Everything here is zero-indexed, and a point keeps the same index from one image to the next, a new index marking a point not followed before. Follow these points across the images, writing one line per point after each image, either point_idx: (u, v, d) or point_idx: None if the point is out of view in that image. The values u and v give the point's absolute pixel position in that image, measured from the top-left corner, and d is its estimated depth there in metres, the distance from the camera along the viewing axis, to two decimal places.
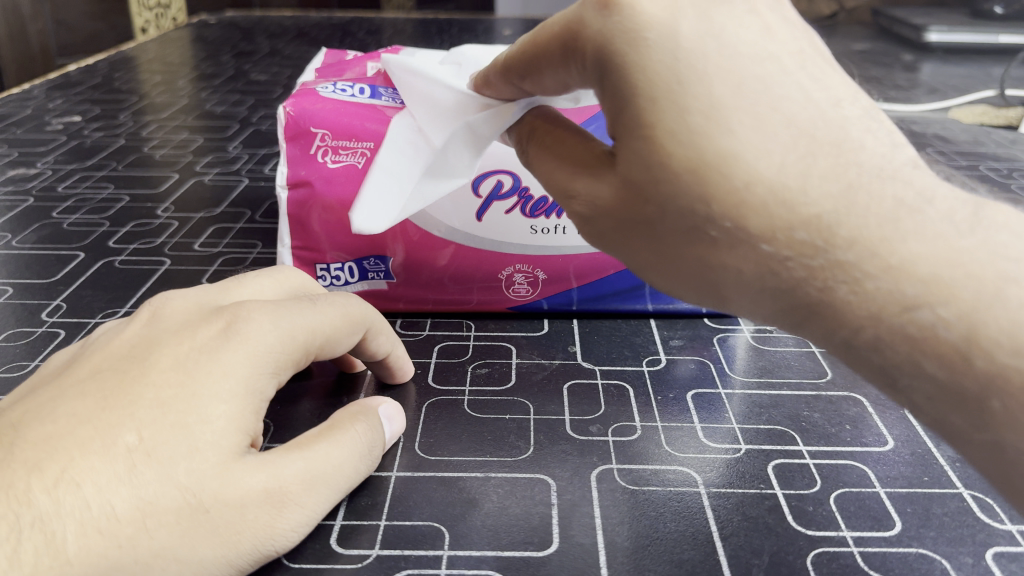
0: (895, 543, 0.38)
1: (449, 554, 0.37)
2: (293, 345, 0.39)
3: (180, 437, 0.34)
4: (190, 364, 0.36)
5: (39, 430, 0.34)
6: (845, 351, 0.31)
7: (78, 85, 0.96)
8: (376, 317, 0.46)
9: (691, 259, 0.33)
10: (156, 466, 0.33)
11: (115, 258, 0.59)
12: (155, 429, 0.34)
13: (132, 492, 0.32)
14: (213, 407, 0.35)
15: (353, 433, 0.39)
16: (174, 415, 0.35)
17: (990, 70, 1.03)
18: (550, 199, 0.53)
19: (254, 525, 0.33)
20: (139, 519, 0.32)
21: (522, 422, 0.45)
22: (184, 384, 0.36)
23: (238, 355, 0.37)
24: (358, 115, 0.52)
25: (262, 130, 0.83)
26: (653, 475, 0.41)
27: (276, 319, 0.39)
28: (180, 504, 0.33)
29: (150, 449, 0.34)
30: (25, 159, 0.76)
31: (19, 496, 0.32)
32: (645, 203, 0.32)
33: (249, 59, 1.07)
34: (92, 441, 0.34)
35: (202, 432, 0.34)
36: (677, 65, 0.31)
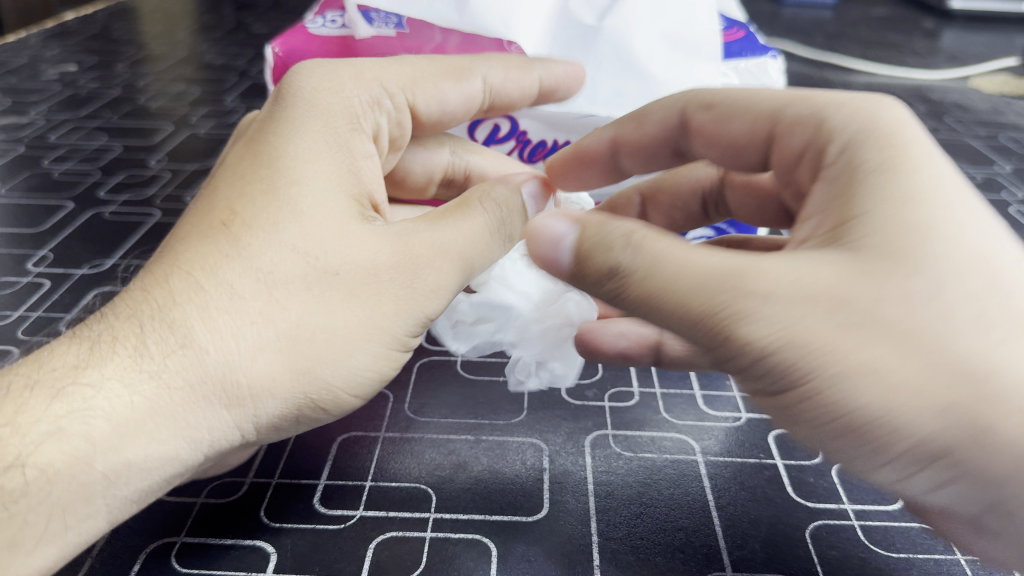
0: (897, 518, 0.36)
1: (434, 518, 0.35)
2: (365, 330, 0.34)
3: (348, 297, 0.34)
4: (357, 285, 0.34)
5: (307, 315, 0.33)
6: (906, 201, 0.28)
7: (74, 34, 0.94)
8: (807, 121, 0.35)
9: (912, 222, 0.27)
10: (382, 325, 0.35)
11: (104, 209, 0.58)
12: (349, 322, 0.34)
13: (269, 327, 0.33)
14: (352, 314, 0.34)
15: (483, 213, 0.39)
16: (368, 87, 0.40)
17: (1013, 39, 1.00)
18: (550, 144, 0.50)
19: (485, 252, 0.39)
20: (269, 293, 0.33)
21: (515, 386, 0.44)
22: (361, 304, 0.34)
23: (360, 307, 0.34)
24: (348, 52, 0.48)
25: (261, 82, 0.81)
26: (649, 442, 0.40)
27: (354, 307, 0.34)
28: (307, 270, 0.34)
29: (309, 295, 0.33)
30: (18, 108, 0.74)
31: (191, 326, 0.32)
32: (892, 209, 0.28)
33: (252, 11, 1.04)
34: (359, 282, 0.34)
35: (456, 262, 0.37)
36: (884, 117, 0.32)
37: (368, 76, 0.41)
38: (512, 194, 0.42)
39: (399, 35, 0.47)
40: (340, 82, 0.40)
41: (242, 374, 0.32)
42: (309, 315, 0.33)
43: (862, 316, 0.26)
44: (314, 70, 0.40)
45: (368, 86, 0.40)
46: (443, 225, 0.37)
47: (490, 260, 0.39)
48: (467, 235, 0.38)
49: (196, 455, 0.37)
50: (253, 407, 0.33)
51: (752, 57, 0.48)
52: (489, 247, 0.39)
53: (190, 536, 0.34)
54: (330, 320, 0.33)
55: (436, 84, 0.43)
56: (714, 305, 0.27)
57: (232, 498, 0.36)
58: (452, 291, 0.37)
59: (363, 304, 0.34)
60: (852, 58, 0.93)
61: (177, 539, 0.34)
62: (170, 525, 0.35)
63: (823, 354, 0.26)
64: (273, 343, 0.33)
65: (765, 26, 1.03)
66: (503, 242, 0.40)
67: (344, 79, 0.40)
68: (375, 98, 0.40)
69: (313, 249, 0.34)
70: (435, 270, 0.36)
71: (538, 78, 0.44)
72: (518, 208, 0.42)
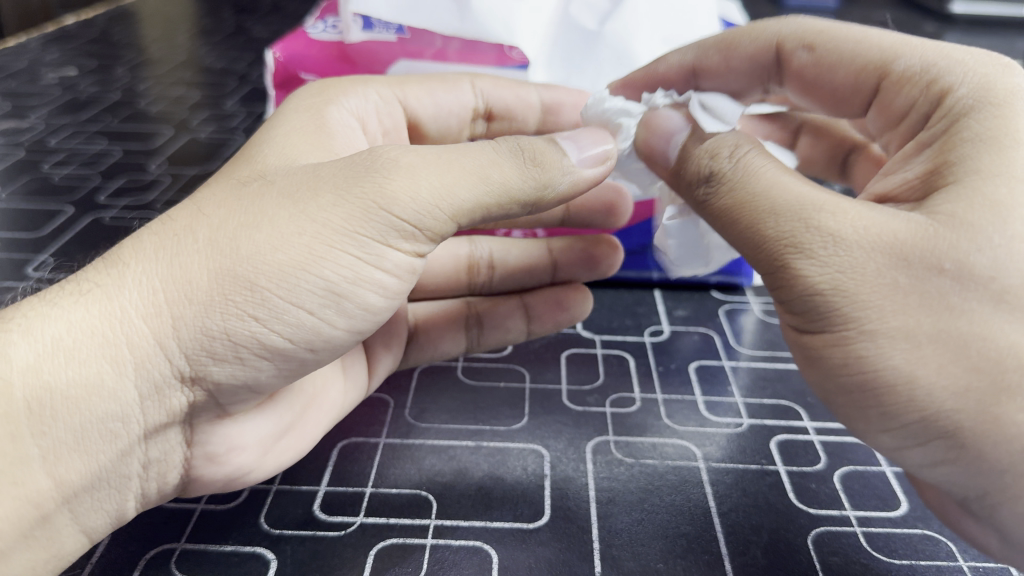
0: (900, 524, 0.36)
1: (436, 524, 0.35)
2: (330, 246, 0.30)
3: (307, 215, 0.30)
4: (299, 195, 0.31)
5: (254, 234, 0.30)
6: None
7: (74, 38, 0.94)
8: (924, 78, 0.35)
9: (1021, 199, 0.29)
10: (325, 221, 0.30)
11: (104, 213, 0.58)
12: (279, 220, 0.30)
13: (213, 260, 0.30)
14: (323, 225, 0.30)
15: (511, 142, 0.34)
16: (381, 85, 0.44)
17: (1013, 43, 1.00)
18: None
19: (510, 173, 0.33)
20: (215, 221, 0.31)
21: (516, 391, 0.44)
22: (308, 216, 0.30)
23: (315, 217, 0.30)
24: (349, 57, 0.48)
25: (261, 86, 0.81)
26: (651, 447, 0.40)
27: (297, 209, 0.31)
28: (244, 188, 0.33)
29: (240, 222, 0.30)
30: (18, 112, 0.74)
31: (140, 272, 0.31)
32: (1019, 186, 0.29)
33: (252, 15, 1.04)
34: (301, 187, 0.31)
35: (440, 171, 0.32)
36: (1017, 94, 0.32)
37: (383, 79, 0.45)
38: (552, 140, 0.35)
39: (400, 40, 0.48)
40: (368, 83, 0.44)
41: (211, 314, 0.30)
42: (251, 236, 0.30)
43: (915, 284, 0.28)
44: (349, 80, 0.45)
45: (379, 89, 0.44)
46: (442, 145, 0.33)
47: (512, 193, 0.33)
48: (464, 152, 0.33)
49: (213, 467, 0.35)
50: (223, 340, 0.30)
51: None
52: (497, 158, 0.33)
53: (190, 543, 0.34)
54: (272, 239, 0.30)
55: (427, 87, 0.45)
56: (793, 222, 0.30)
57: (232, 504, 0.36)
58: (425, 189, 0.31)
59: (301, 200, 0.31)
60: None
61: (177, 546, 0.34)
62: (170, 531, 0.35)
63: (867, 305, 0.29)
64: (200, 265, 0.30)
65: None
66: (529, 166, 0.33)
67: (343, 89, 0.43)
68: (382, 92, 0.44)
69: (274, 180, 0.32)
70: (393, 159, 0.31)
71: (536, 94, 0.46)
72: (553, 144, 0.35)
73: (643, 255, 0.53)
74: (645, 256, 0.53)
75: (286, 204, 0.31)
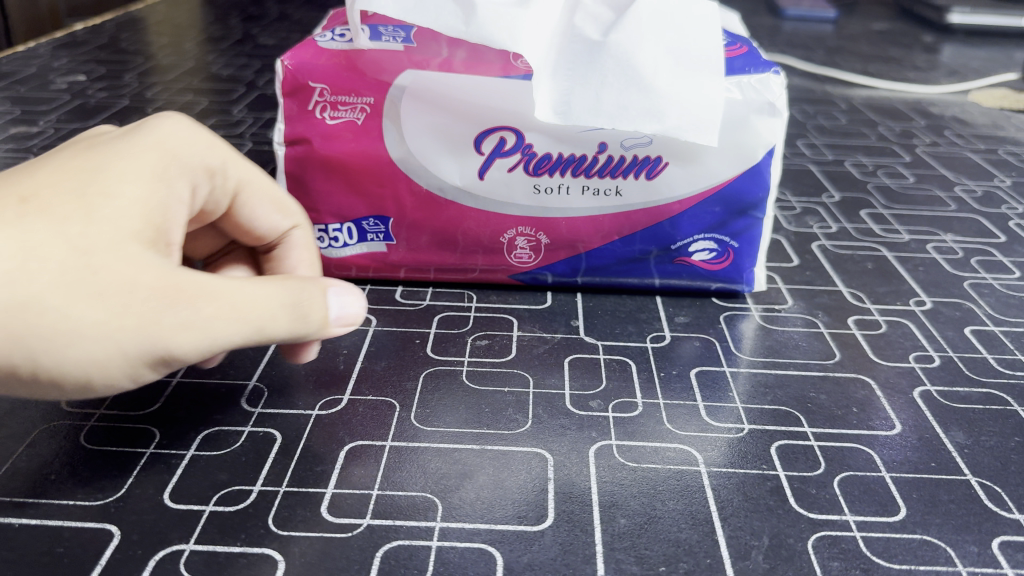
0: (899, 529, 0.37)
1: (441, 526, 0.36)
2: (108, 354, 0.32)
3: (130, 327, 0.32)
4: (124, 303, 0.32)
5: (52, 323, 0.31)
6: None
7: (83, 45, 0.95)
8: None
9: None
10: (126, 342, 0.32)
11: None
12: (95, 319, 0.32)
13: None
14: (117, 337, 0.32)
15: (311, 294, 0.37)
16: (212, 156, 0.39)
17: (1012, 53, 1.01)
18: (554, 157, 0.50)
19: (264, 316, 0.35)
20: (26, 280, 0.31)
21: (520, 396, 0.44)
22: (117, 325, 0.32)
23: (122, 331, 0.32)
24: (356, 65, 0.49)
25: (267, 93, 0.82)
26: (653, 452, 0.40)
27: (111, 321, 0.32)
28: (77, 253, 0.32)
29: (43, 300, 0.31)
30: (27, 117, 0.75)
31: None
32: None
33: (258, 23, 1.06)
34: (125, 291, 0.32)
35: (227, 328, 0.34)
36: None
37: (218, 148, 0.39)
38: (322, 290, 0.37)
39: (406, 50, 0.49)
40: (198, 142, 0.38)
41: None
42: (58, 325, 0.31)
43: None
44: (175, 121, 0.38)
45: (213, 155, 0.39)
46: (247, 284, 0.35)
47: (270, 339, 0.36)
48: (252, 301, 0.35)
49: None
50: None
51: (753, 72, 0.48)
52: (271, 321, 0.35)
53: (199, 544, 0.35)
54: (63, 327, 0.31)
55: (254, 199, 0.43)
56: None
57: (240, 505, 0.37)
58: (206, 345, 0.34)
59: (114, 310, 0.32)
60: (852, 73, 0.94)
61: (185, 547, 0.35)
62: (179, 533, 0.35)
63: None
64: None
65: (766, 39, 1.04)
66: (293, 325, 0.36)
67: (196, 143, 0.38)
68: (210, 167, 0.39)
69: (104, 260, 0.32)
70: (194, 308, 0.33)
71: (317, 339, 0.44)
72: (320, 301, 0.37)
73: (644, 263, 0.53)
74: (647, 263, 0.53)
75: (105, 304, 0.32)
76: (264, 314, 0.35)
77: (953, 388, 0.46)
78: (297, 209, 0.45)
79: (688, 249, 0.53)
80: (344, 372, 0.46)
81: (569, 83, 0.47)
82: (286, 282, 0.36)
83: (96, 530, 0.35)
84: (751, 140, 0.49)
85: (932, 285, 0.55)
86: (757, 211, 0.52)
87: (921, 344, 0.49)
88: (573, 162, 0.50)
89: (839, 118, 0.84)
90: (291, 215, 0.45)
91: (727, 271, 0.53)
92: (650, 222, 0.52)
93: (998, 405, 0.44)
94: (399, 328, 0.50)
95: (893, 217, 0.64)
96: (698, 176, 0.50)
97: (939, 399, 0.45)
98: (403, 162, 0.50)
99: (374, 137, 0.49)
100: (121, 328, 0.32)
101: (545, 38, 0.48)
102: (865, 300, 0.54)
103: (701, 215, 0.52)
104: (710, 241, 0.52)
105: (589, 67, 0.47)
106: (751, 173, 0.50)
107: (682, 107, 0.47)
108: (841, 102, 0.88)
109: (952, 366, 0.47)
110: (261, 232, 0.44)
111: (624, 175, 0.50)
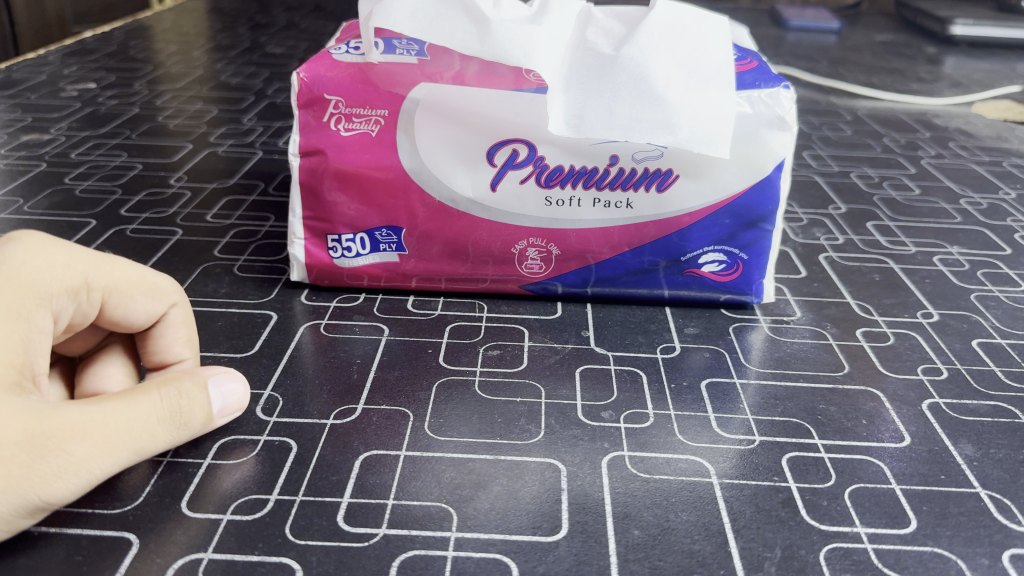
0: (910, 542, 0.37)
1: (457, 537, 0.36)
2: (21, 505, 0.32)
3: (39, 475, 0.32)
4: (35, 452, 0.32)
5: None
6: None
7: (92, 52, 0.95)
8: None
9: None
10: (41, 490, 0.32)
11: (127, 226, 0.59)
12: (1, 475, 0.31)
13: None
14: (34, 485, 0.32)
15: (188, 393, 0.37)
16: (72, 275, 0.37)
17: (1014, 65, 1.01)
18: (566, 169, 0.50)
19: (151, 434, 0.36)
20: None
21: (533, 406, 0.45)
22: (29, 476, 0.32)
23: (36, 481, 0.32)
24: (370, 78, 0.49)
25: (276, 102, 0.82)
26: (665, 463, 0.41)
27: (19, 474, 0.31)
28: None
29: None
30: (39, 125, 0.75)
31: None
32: None
33: (265, 31, 1.06)
34: (30, 440, 0.32)
35: (109, 460, 0.34)
36: None
37: (77, 264, 0.37)
38: (200, 386, 0.38)
39: (420, 63, 0.49)
40: (52, 268, 0.36)
41: None
42: None
43: None
44: (24, 248, 0.36)
45: (72, 273, 0.37)
46: (125, 403, 0.35)
47: (149, 453, 0.36)
48: (130, 426, 0.35)
49: None
50: None
51: (764, 86, 0.49)
52: (151, 437, 0.36)
53: (217, 553, 0.35)
54: None
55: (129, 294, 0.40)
56: None
57: (257, 515, 0.37)
58: (84, 481, 0.33)
59: (20, 464, 0.31)
60: (856, 84, 0.95)
61: (203, 556, 0.35)
62: (197, 541, 0.36)
63: None
64: None
65: (770, 51, 1.05)
66: (173, 431, 0.37)
67: (55, 258, 0.36)
68: (73, 287, 0.37)
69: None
70: (68, 451, 0.32)
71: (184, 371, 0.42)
72: (201, 400, 0.38)
73: (653, 274, 0.54)
74: (657, 275, 0.53)
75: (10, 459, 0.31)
76: (158, 431, 0.36)
77: (961, 401, 0.46)
78: (169, 286, 0.42)
79: (698, 261, 0.53)
80: (358, 382, 0.46)
81: (582, 96, 0.48)
82: (163, 387, 0.37)
83: (115, 538, 0.36)
84: (763, 152, 0.50)
85: (939, 297, 0.56)
86: (766, 223, 0.52)
87: (929, 357, 0.50)
88: (585, 174, 0.50)
89: (844, 129, 0.84)
90: (165, 296, 0.41)
91: (736, 283, 0.53)
92: (660, 234, 0.52)
93: (1006, 418, 0.45)
94: (411, 337, 0.50)
95: (899, 229, 0.65)
96: (709, 189, 0.51)
97: (947, 412, 0.45)
98: (416, 173, 0.50)
99: (387, 149, 0.50)
100: (37, 473, 0.32)
101: (558, 53, 0.49)
102: (873, 312, 0.54)
103: (710, 227, 0.52)
104: (720, 252, 0.53)
105: (601, 82, 0.48)
106: (762, 185, 0.51)
107: (694, 119, 0.47)
108: (845, 113, 0.88)
109: (960, 378, 0.48)
110: (137, 323, 0.41)
111: (635, 187, 0.51)
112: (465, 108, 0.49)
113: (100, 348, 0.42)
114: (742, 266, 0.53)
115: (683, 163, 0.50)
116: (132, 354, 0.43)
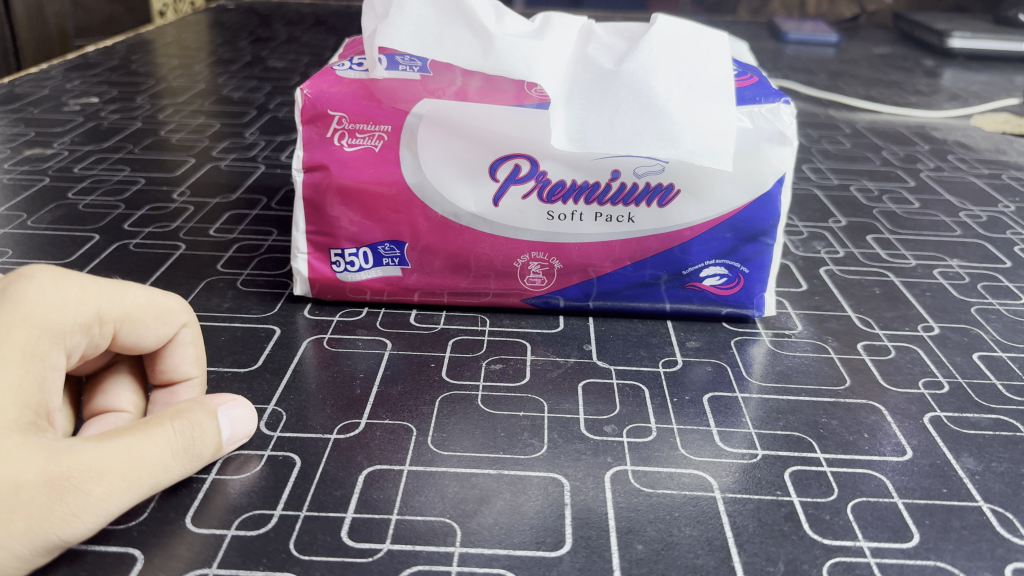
0: (912, 556, 0.37)
1: (461, 552, 0.36)
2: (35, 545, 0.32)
3: (54, 516, 0.32)
4: (49, 494, 0.32)
5: None
6: None
7: (95, 67, 0.96)
8: None
9: None
10: (58, 530, 0.32)
11: (130, 240, 0.59)
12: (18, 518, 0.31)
13: None
14: (47, 526, 0.32)
15: (201, 423, 0.38)
16: (84, 310, 0.37)
17: (1012, 78, 1.02)
18: (568, 184, 0.50)
19: (166, 467, 0.36)
20: None
21: (535, 421, 0.45)
22: (45, 519, 0.32)
23: (52, 523, 0.32)
24: (373, 94, 0.50)
25: (278, 116, 0.83)
26: (668, 478, 0.41)
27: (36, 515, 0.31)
28: None
29: None
30: (42, 139, 0.76)
31: None
32: None
33: (267, 45, 1.07)
34: (44, 482, 0.32)
35: (124, 497, 0.34)
36: None
37: (88, 297, 0.37)
38: (211, 416, 0.38)
39: (422, 79, 0.50)
40: (65, 303, 0.36)
41: None
42: None
43: None
44: (37, 284, 0.36)
45: (84, 307, 0.37)
46: (140, 437, 0.35)
47: (161, 485, 0.36)
48: (146, 462, 0.35)
49: None
50: None
51: (764, 101, 0.49)
52: (165, 469, 0.36)
53: (221, 568, 0.35)
54: None
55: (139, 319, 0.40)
56: None
57: (260, 530, 0.37)
58: (101, 518, 0.34)
59: (36, 508, 0.31)
60: (855, 97, 0.95)
61: (207, 572, 0.35)
62: (201, 557, 0.36)
63: None
64: None
65: (768, 64, 1.05)
66: (186, 463, 0.37)
67: (67, 294, 0.36)
68: (85, 323, 0.37)
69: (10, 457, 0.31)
70: (85, 492, 0.33)
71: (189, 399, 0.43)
72: (213, 429, 0.38)
73: (654, 288, 0.54)
74: (658, 288, 0.54)
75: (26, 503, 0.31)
76: (170, 464, 0.36)
77: (962, 414, 0.46)
78: (179, 307, 0.42)
79: (699, 274, 0.53)
80: (361, 396, 0.46)
81: (583, 112, 0.48)
82: (175, 418, 0.37)
83: (119, 554, 0.36)
84: (762, 167, 0.50)
85: (939, 310, 0.56)
86: (767, 237, 0.52)
87: (930, 370, 0.50)
88: (587, 189, 0.51)
89: (843, 142, 0.85)
90: (175, 317, 0.41)
91: (737, 296, 0.53)
92: (661, 248, 0.53)
93: (1007, 431, 0.45)
94: (413, 352, 0.50)
95: (899, 243, 0.65)
96: (709, 202, 0.51)
97: (949, 425, 0.45)
98: (419, 188, 0.51)
99: (390, 165, 0.50)
100: (51, 517, 0.32)
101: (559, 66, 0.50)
102: (874, 326, 0.54)
103: (711, 241, 0.52)
104: (722, 266, 0.53)
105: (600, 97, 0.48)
106: (763, 200, 0.51)
107: (694, 135, 0.48)
108: (845, 126, 0.89)
109: (961, 392, 0.48)
110: (146, 346, 0.41)
111: (636, 202, 0.51)
112: (468, 122, 0.49)
113: (108, 368, 0.42)
114: (744, 279, 0.53)
115: (684, 177, 0.50)
116: (138, 374, 0.43)
